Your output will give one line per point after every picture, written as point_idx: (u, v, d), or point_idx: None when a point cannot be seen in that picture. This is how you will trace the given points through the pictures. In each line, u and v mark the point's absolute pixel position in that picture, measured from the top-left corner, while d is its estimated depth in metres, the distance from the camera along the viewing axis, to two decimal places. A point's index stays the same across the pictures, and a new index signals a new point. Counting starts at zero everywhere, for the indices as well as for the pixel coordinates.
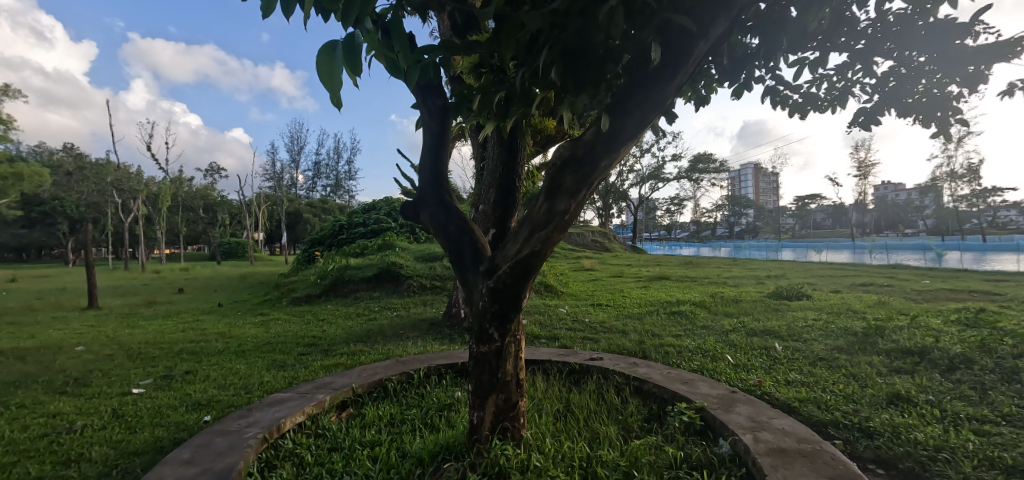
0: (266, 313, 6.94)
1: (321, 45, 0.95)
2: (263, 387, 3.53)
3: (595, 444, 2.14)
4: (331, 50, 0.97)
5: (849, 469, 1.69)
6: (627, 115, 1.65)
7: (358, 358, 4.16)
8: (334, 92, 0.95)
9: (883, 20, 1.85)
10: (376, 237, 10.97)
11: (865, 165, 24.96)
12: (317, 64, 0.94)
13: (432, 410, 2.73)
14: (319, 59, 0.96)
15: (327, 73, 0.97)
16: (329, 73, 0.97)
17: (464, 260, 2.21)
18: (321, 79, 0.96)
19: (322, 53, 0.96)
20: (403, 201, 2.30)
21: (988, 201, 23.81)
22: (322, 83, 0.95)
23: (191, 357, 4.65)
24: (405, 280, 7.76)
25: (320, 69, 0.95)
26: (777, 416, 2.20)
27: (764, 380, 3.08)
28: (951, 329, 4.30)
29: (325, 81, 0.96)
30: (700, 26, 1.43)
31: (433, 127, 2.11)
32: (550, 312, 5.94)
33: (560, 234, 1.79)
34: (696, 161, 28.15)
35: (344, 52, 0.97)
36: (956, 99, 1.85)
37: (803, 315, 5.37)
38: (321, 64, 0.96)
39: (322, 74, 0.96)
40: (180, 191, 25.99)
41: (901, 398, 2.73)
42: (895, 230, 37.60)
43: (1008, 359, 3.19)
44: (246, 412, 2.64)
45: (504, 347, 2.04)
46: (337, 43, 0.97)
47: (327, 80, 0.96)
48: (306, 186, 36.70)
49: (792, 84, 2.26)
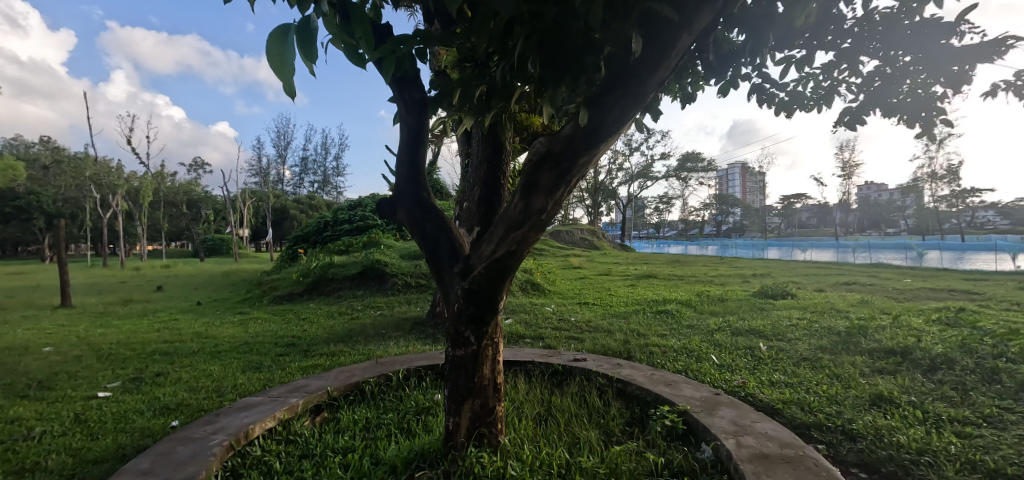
0: (245, 312, 6.77)
1: (272, 28, 0.88)
2: (236, 390, 3.41)
3: (575, 450, 2.08)
4: (283, 32, 0.89)
5: (833, 475, 1.64)
6: (607, 109, 1.57)
7: (337, 359, 4.05)
8: (287, 81, 0.89)
9: (869, 19, 1.83)
10: (361, 235, 10.80)
11: (851, 165, 25.26)
12: (267, 49, 0.86)
13: (409, 414, 2.65)
14: (269, 43, 0.88)
15: (277, 58, 0.89)
16: (280, 60, 0.90)
17: (440, 260, 2.12)
18: (271, 65, 0.88)
19: (273, 36, 0.88)
20: (379, 197, 2.20)
21: (967, 202, 24.44)
22: (274, 70, 0.88)
23: (163, 359, 4.50)
24: (389, 279, 7.62)
25: (271, 56, 0.87)
26: (760, 420, 2.16)
27: (748, 381, 3.05)
28: (933, 328, 4.35)
29: (276, 69, 0.89)
30: (681, 16, 1.38)
31: (410, 122, 2.02)
32: (536, 311, 5.88)
33: (537, 234, 1.71)
34: (684, 160, 28.33)
35: (298, 39, 0.91)
36: (941, 100, 1.81)
37: (788, 314, 5.39)
38: (271, 46, 0.88)
39: (271, 58, 0.87)
40: (162, 187, 25.40)
41: (884, 399, 2.71)
42: (877, 230, 38.36)
43: (988, 359, 3.23)
44: (214, 417, 2.53)
45: (481, 350, 1.96)
46: (290, 26, 0.89)
47: (280, 68, 0.89)
48: (293, 182, 36.18)
49: (779, 83, 2.23)
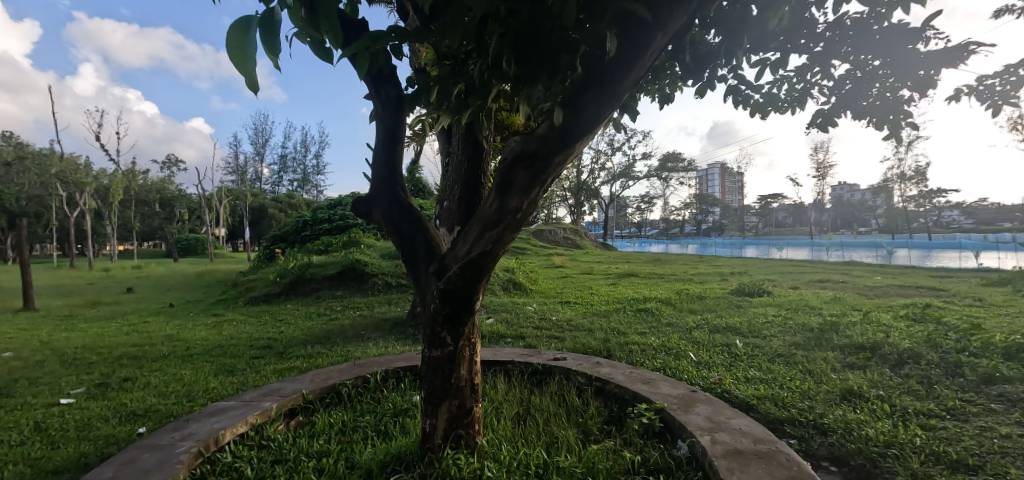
0: (220, 314, 6.58)
1: (233, 19, 0.83)
2: (207, 395, 3.31)
3: (553, 450, 2.08)
4: (245, 22, 0.86)
5: (804, 469, 1.67)
6: (582, 108, 1.56)
7: (314, 361, 3.97)
8: (249, 75, 0.85)
9: (841, 24, 1.87)
10: (341, 234, 10.63)
11: (824, 166, 26.02)
12: (227, 41, 0.83)
13: (387, 416, 2.61)
14: (229, 34, 0.84)
15: (238, 50, 0.85)
16: (241, 52, 0.86)
17: (417, 259, 2.09)
18: (231, 57, 0.84)
19: (233, 27, 0.84)
20: (354, 196, 2.15)
21: (933, 202, 25.43)
22: (234, 63, 0.84)
23: (131, 363, 4.34)
24: (369, 279, 7.52)
25: (232, 48, 0.83)
26: (735, 416, 2.19)
27: (724, 377, 3.10)
28: (900, 323, 4.50)
29: (236, 62, 0.85)
30: (655, 16, 1.39)
31: (386, 120, 1.99)
32: (517, 310, 5.88)
33: (512, 234, 1.69)
34: (665, 160, 28.72)
35: (261, 32, 0.88)
36: (907, 103, 1.87)
37: (763, 311, 5.52)
38: (231, 37, 0.84)
39: (231, 51, 0.83)
40: (133, 185, 24.55)
41: (854, 393, 2.79)
42: (850, 229, 39.63)
43: (952, 354, 3.36)
44: (182, 423, 2.45)
45: (457, 351, 1.93)
46: (252, 17, 0.86)
47: (240, 61, 0.86)
48: (272, 181, 35.39)
49: (754, 85, 2.27)
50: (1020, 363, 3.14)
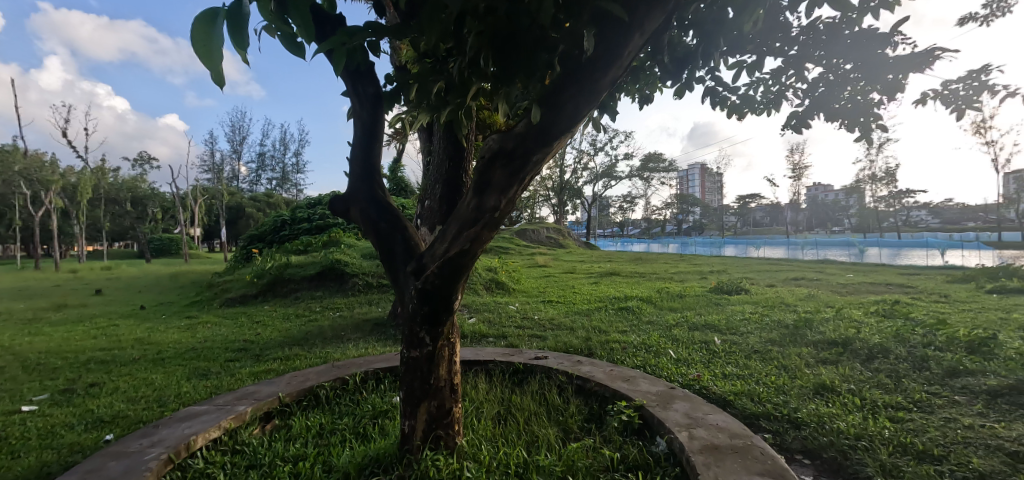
0: (194, 316, 6.39)
1: (199, 11, 0.80)
2: (179, 399, 3.21)
3: (533, 449, 2.08)
4: (211, 14, 0.82)
5: (778, 463, 1.71)
6: (560, 107, 1.57)
7: (293, 363, 3.89)
8: (215, 69, 0.82)
9: (814, 28, 1.92)
10: (321, 234, 10.44)
11: (800, 168, 26.73)
12: (191, 33, 0.79)
13: (366, 418, 2.57)
14: (193, 27, 0.80)
15: (202, 44, 0.81)
16: (206, 45, 0.82)
17: (395, 259, 2.06)
18: (196, 51, 0.80)
19: (199, 20, 0.81)
20: (332, 195, 2.11)
21: (902, 203, 26.39)
22: (200, 56, 0.81)
23: (99, 367, 4.18)
24: (350, 279, 7.40)
25: (196, 40, 0.80)
26: (712, 412, 2.23)
27: (702, 374, 3.16)
28: (871, 319, 4.66)
29: (201, 55, 0.81)
30: (632, 17, 1.41)
31: (364, 118, 1.96)
32: (500, 310, 5.87)
33: (490, 233, 1.69)
34: (647, 161, 29.08)
35: (228, 25, 0.85)
36: (877, 106, 1.93)
37: (741, 308, 5.63)
38: (196, 30, 0.80)
39: (195, 43, 0.79)
40: (102, 183, 23.65)
41: (826, 387, 2.87)
42: (824, 228, 40.83)
43: (918, 348, 3.48)
44: (151, 429, 2.36)
45: (436, 351, 1.92)
46: (219, 10, 0.83)
47: (205, 54, 0.82)
48: (249, 179, 34.55)
49: (730, 87, 2.31)
50: (981, 356, 3.28)
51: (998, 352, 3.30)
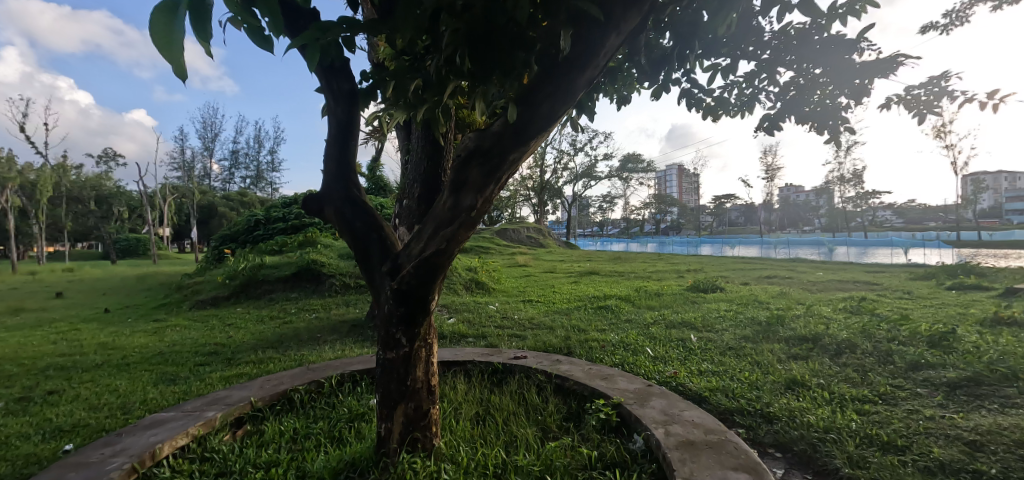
0: (162, 319, 6.15)
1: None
2: (145, 406, 3.09)
3: (512, 449, 2.07)
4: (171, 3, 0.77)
5: (750, 457, 1.75)
6: (537, 106, 1.56)
7: (266, 366, 3.78)
8: (176, 61, 0.77)
9: (785, 33, 1.96)
10: (297, 234, 10.20)
11: (773, 169, 27.52)
12: (149, 22, 0.74)
13: (342, 421, 2.52)
14: (152, 16, 0.75)
15: (162, 35, 0.76)
16: (166, 36, 0.77)
17: (371, 259, 2.02)
18: (156, 42, 0.75)
19: (158, 9, 0.76)
20: (305, 194, 2.06)
21: (869, 203, 27.46)
22: (159, 48, 0.75)
23: (58, 374, 3.98)
24: (326, 280, 7.26)
25: (154, 29, 0.75)
26: (688, 408, 2.26)
27: (679, 371, 3.21)
28: (839, 315, 4.83)
29: (162, 47, 0.76)
30: (608, 17, 1.41)
31: (339, 115, 1.92)
32: (480, 309, 5.84)
33: (467, 232, 1.67)
34: (626, 161, 29.47)
35: (190, 13, 0.80)
36: (844, 110, 1.99)
37: (716, 306, 5.76)
38: (155, 20, 0.75)
39: (155, 35, 0.74)
40: (63, 181, 22.56)
41: (797, 382, 2.95)
42: (795, 228, 42.17)
43: (883, 343, 3.63)
44: (114, 438, 2.26)
45: (413, 352, 1.89)
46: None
47: (166, 45, 0.77)
48: (222, 177, 33.52)
49: (706, 89, 2.35)
50: (941, 349, 3.43)
51: (956, 345, 3.46)
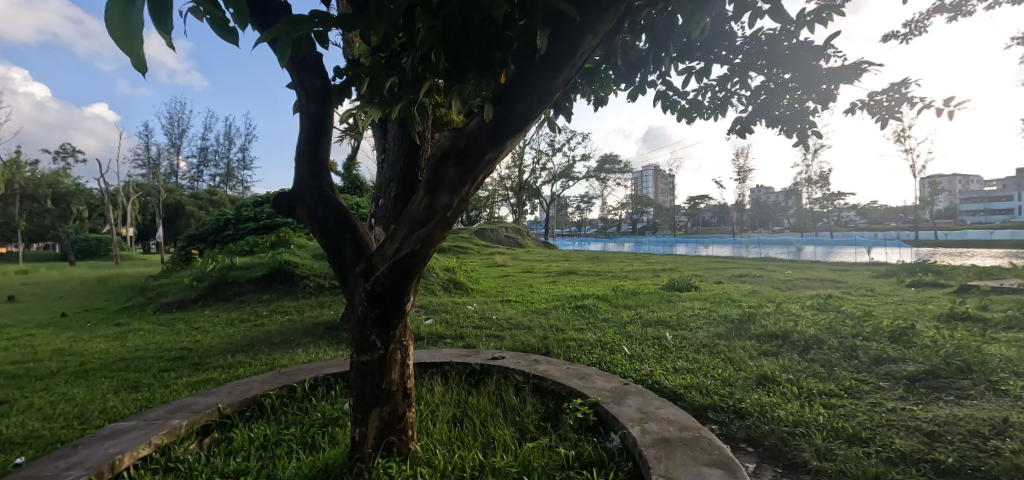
0: (124, 323, 5.87)
1: None
2: (104, 415, 2.93)
3: (489, 450, 2.06)
4: None
5: (724, 453, 1.79)
6: (513, 105, 1.55)
7: (236, 371, 3.66)
8: (135, 52, 0.72)
9: (756, 39, 2.02)
10: (269, 234, 9.91)
11: (745, 171, 28.32)
12: (107, 10, 0.69)
13: (315, 426, 2.46)
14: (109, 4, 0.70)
15: (120, 23, 0.71)
16: (125, 25, 0.72)
17: (344, 260, 1.97)
18: (113, 32, 0.70)
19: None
20: (276, 193, 1.99)
21: (834, 204, 28.59)
22: (116, 39, 0.70)
23: (8, 383, 3.74)
24: (300, 281, 7.08)
25: (111, 17, 0.70)
26: (663, 405, 2.29)
27: (654, 369, 3.26)
28: (806, 313, 5.00)
29: (119, 37, 0.71)
30: (585, 18, 1.42)
31: (311, 112, 1.86)
32: (457, 310, 5.80)
33: (443, 232, 1.65)
34: (603, 161, 29.82)
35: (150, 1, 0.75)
36: (811, 114, 2.06)
37: (690, 304, 5.89)
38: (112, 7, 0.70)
39: (112, 23, 0.70)
40: (15, 178, 21.29)
41: (767, 378, 3.04)
42: (766, 228, 43.56)
43: (848, 339, 3.77)
44: (68, 450, 2.13)
45: (388, 355, 1.85)
46: None
47: (123, 36, 0.71)
48: (189, 175, 32.30)
49: (680, 91, 2.39)
50: (902, 344, 3.59)
51: (915, 340, 3.63)
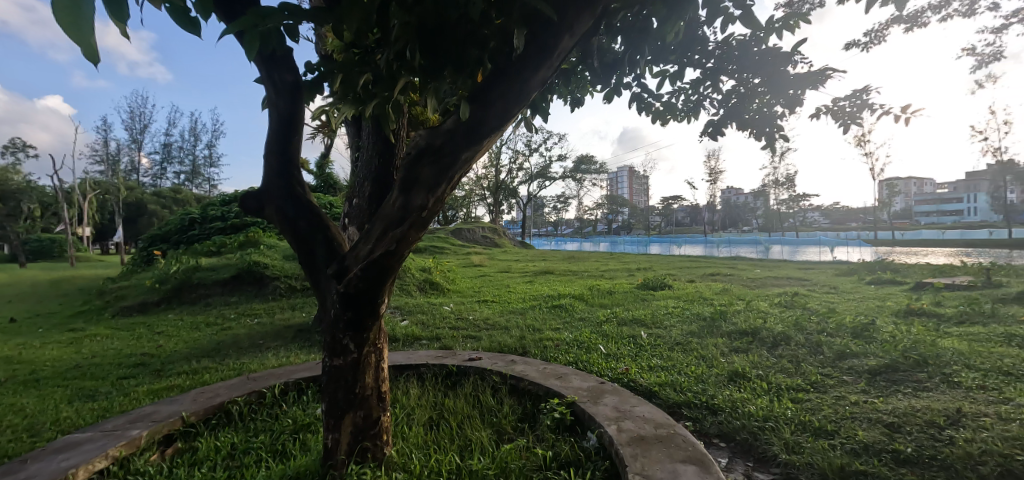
0: (78, 329, 5.55)
1: None
2: (56, 427, 2.76)
3: (466, 453, 2.04)
4: None
5: (697, 449, 1.82)
6: (490, 105, 1.53)
7: (201, 377, 3.51)
8: (85, 39, 0.67)
9: (727, 44, 2.06)
10: (237, 234, 9.57)
11: (716, 172, 29.10)
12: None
13: (285, 433, 2.38)
14: None
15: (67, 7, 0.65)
16: (73, 9, 0.66)
17: (316, 261, 1.91)
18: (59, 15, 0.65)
19: None
20: (243, 191, 1.92)
21: (800, 205, 29.70)
22: (63, 23, 0.65)
23: None
24: (270, 282, 6.86)
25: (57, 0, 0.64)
26: (639, 404, 2.32)
27: (630, 367, 3.30)
28: (774, 310, 5.17)
29: (66, 21, 0.65)
30: (561, 18, 1.42)
31: (281, 108, 1.80)
32: (434, 311, 5.73)
33: (418, 233, 1.61)
34: (580, 162, 30.10)
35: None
36: (779, 118, 2.13)
37: (664, 303, 6.00)
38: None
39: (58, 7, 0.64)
40: None
41: (739, 374, 3.12)
42: (736, 228, 44.90)
43: (813, 335, 3.92)
44: (15, 465, 1.99)
45: (362, 358, 1.81)
46: None
47: (71, 20, 0.66)
48: (151, 172, 30.86)
49: (655, 94, 2.43)
50: (864, 340, 3.75)
51: (875, 336, 3.79)
